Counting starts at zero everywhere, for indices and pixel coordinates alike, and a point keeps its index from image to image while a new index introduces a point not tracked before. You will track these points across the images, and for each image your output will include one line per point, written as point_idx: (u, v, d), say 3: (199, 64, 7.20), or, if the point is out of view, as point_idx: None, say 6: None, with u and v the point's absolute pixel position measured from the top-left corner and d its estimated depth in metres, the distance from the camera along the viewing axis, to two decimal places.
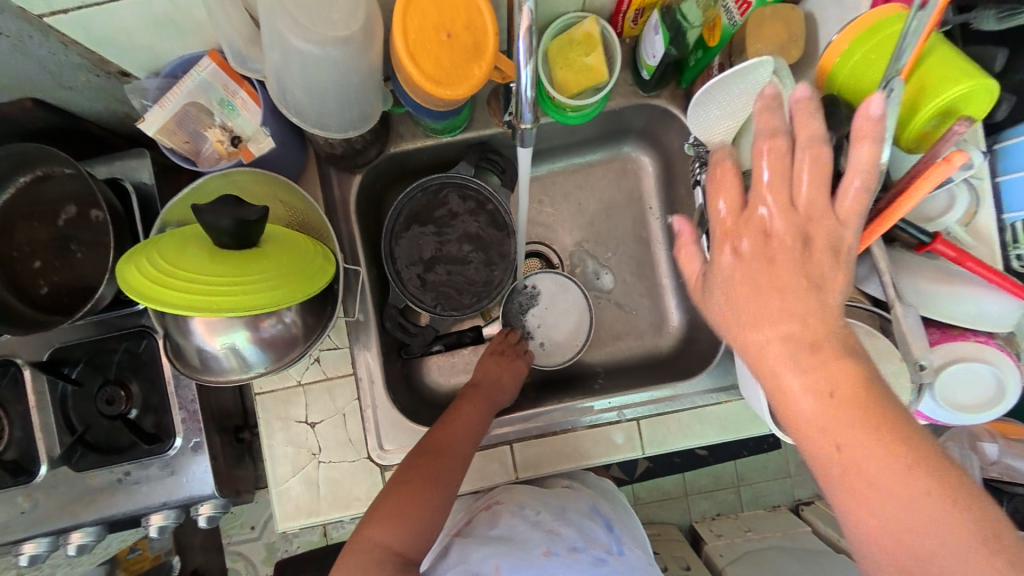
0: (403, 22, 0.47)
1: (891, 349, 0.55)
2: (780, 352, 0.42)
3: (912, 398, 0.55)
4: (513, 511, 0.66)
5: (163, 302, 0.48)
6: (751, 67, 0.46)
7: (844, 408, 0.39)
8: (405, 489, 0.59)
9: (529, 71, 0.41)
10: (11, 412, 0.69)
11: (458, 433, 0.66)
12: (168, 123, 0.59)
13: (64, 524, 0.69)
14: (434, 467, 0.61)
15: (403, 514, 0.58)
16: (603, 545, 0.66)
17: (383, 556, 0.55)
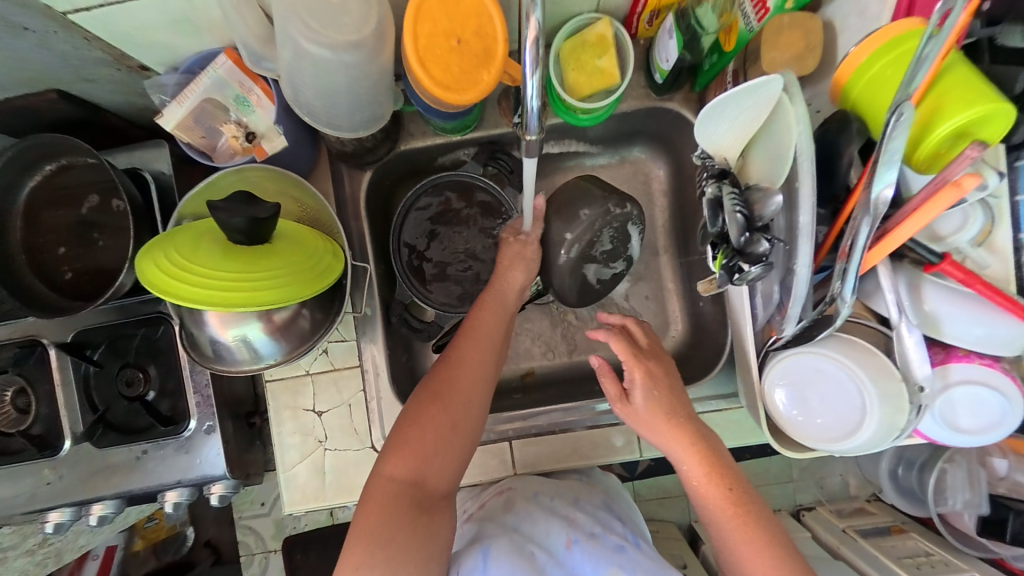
0: (414, 25, 0.47)
1: (890, 369, 0.55)
2: (683, 446, 0.58)
3: (911, 416, 0.55)
4: (529, 499, 0.68)
5: (177, 296, 0.50)
6: (760, 83, 0.44)
7: (710, 471, 0.57)
8: (413, 419, 0.58)
9: (534, 82, 0.40)
10: (38, 390, 0.73)
11: (473, 356, 0.62)
12: (185, 119, 0.60)
13: (86, 497, 0.73)
14: (440, 392, 0.60)
15: (411, 444, 0.57)
16: (621, 534, 0.65)
17: (392, 489, 0.55)
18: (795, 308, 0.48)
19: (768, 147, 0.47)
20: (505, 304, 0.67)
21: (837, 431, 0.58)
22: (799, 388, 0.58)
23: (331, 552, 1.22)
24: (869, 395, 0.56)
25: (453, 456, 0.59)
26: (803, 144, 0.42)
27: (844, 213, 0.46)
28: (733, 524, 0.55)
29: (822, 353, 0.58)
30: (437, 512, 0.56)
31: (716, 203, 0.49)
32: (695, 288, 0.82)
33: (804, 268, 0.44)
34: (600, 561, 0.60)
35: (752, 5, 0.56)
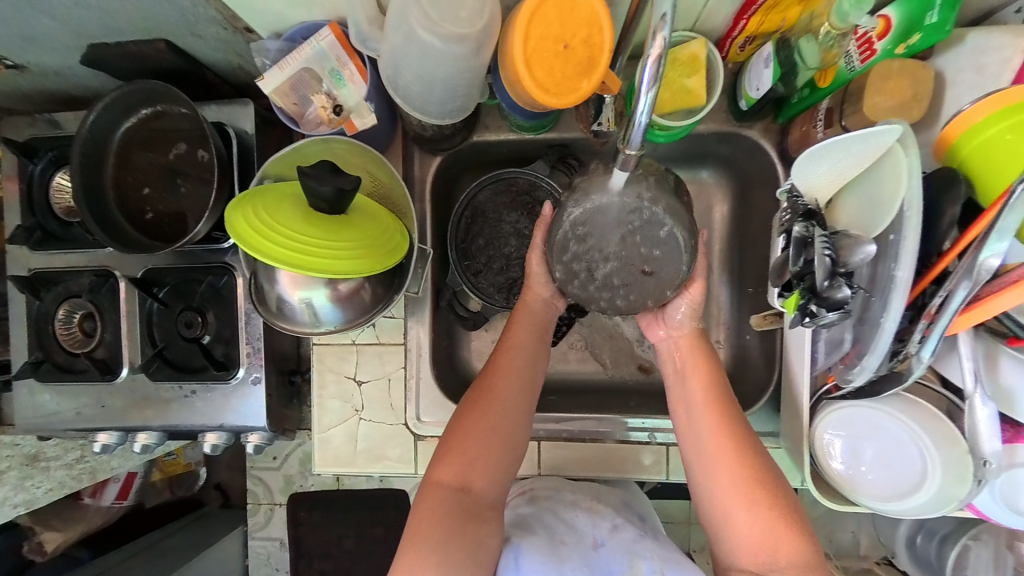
0: (526, 26, 0.48)
1: (957, 437, 0.53)
2: (697, 405, 0.61)
3: (970, 490, 0.53)
4: (552, 496, 0.70)
5: (267, 254, 0.53)
6: (878, 129, 0.44)
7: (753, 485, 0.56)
8: (459, 429, 0.61)
9: (647, 100, 0.39)
10: (106, 317, 0.78)
11: (510, 363, 0.64)
12: (283, 85, 0.62)
13: (134, 424, 0.78)
14: (484, 401, 0.62)
15: (457, 452, 0.59)
16: (637, 526, 0.70)
17: (441, 495, 0.57)
18: (871, 360, 0.47)
19: (868, 193, 0.47)
20: (538, 314, 0.68)
21: (890, 490, 0.57)
22: (854, 440, 0.57)
23: (335, 515, 1.26)
24: (931, 459, 0.55)
25: (498, 465, 0.60)
26: (913, 196, 0.42)
27: (934, 273, 0.45)
28: (717, 433, 0.59)
29: (880, 409, 0.58)
30: (484, 521, 0.58)
31: (802, 242, 0.48)
32: (743, 319, 0.81)
33: (892, 321, 0.44)
34: (624, 556, 0.64)
35: (857, 46, 0.55)
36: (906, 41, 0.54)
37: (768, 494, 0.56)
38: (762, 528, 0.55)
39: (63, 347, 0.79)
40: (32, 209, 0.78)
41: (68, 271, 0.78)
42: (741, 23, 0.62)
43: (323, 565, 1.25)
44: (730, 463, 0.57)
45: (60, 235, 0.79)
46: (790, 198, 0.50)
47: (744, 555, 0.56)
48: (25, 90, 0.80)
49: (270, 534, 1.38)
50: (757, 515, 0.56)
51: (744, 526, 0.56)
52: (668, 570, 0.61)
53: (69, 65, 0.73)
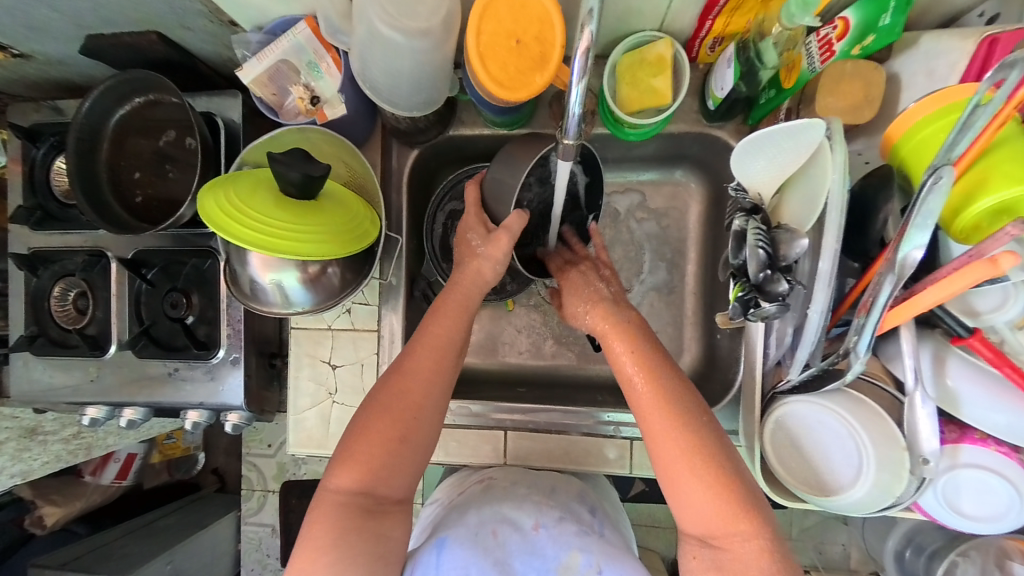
0: (479, 23, 0.50)
1: (894, 436, 0.54)
2: (630, 375, 0.54)
3: (913, 489, 0.53)
4: (506, 488, 0.70)
5: (231, 234, 0.56)
6: (802, 126, 0.44)
7: (699, 464, 0.50)
8: (361, 433, 0.57)
9: (578, 90, 0.42)
10: (98, 295, 0.82)
11: (419, 366, 0.59)
12: (262, 77, 0.65)
13: (121, 400, 0.82)
14: (391, 407, 0.57)
15: (358, 459, 0.56)
16: (585, 522, 0.66)
17: (338, 501, 0.55)
18: (804, 353, 0.48)
19: (805, 189, 0.47)
20: (463, 305, 0.62)
21: (832, 486, 0.57)
22: (798, 438, 0.58)
23: None
24: (867, 455, 0.55)
25: (408, 465, 0.58)
26: (836, 191, 0.42)
27: (873, 269, 0.46)
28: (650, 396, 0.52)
29: (826, 406, 0.57)
30: (387, 517, 0.57)
31: (741, 235, 0.49)
32: (714, 318, 0.81)
33: (819, 313, 0.45)
34: (563, 545, 0.61)
35: (818, 47, 0.56)
36: (861, 42, 0.55)
37: (713, 464, 0.50)
38: (717, 519, 0.50)
39: (57, 323, 0.83)
40: (33, 190, 0.83)
41: (64, 251, 0.82)
42: (706, 24, 0.63)
43: None
44: (666, 431, 0.51)
45: (59, 216, 0.83)
46: (736, 194, 0.52)
47: (687, 523, 0.52)
48: (32, 79, 0.85)
49: (262, 520, 1.41)
50: (698, 484, 0.50)
51: (685, 497, 0.50)
52: (604, 566, 0.58)
53: (71, 54, 0.78)
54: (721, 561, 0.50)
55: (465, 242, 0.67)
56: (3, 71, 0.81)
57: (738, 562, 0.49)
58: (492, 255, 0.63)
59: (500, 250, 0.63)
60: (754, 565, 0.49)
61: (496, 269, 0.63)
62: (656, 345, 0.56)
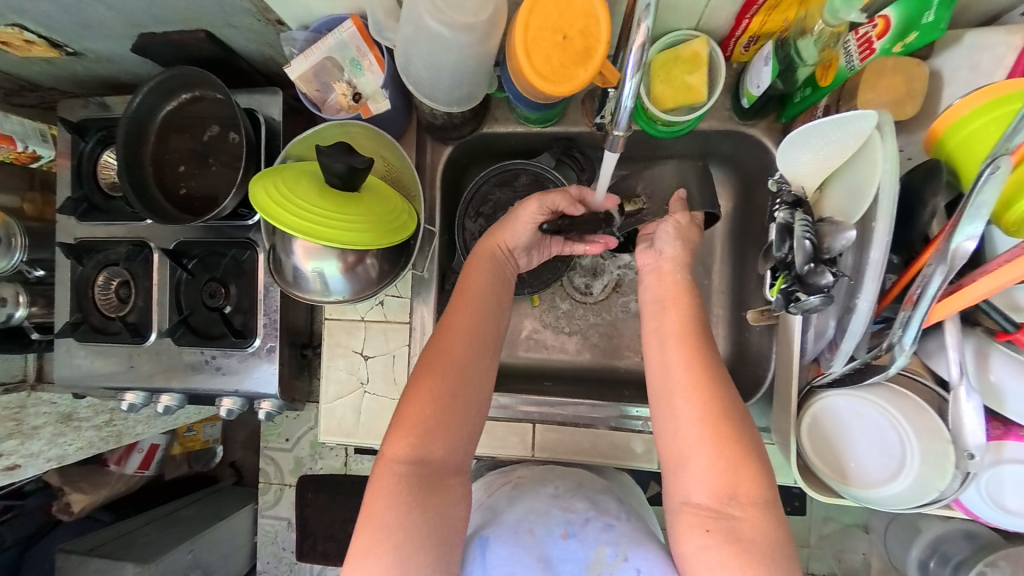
0: (526, 19, 0.52)
1: (939, 429, 0.54)
2: (663, 328, 0.57)
3: (957, 485, 0.53)
4: (534, 485, 0.70)
5: (283, 221, 0.57)
6: (854, 116, 0.44)
7: (715, 419, 0.51)
8: (411, 395, 0.58)
9: (633, 83, 0.43)
10: (139, 284, 0.84)
11: (465, 317, 0.61)
12: (307, 72, 0.67)
13: (158, 386, 0.84)
14: (436, 366, 0.59)
15: (412, 421, 0.57)
16: (612, 513, 0.66)
17: (397, 471, 0.55)
18: (849, 344, 0.49)
19: (850, 182, 0.48)
20: (500, 263, 0.66)
21: (874, 477, 0.57)
22: (838, 430, 0.58)
23: (341, 498, 1.31)
24: (911, 447, 0.56)
25: (461, 432, 0.59)
26: (887, 182, 0.43)
27: (921, 260, 0.47)
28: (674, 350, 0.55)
29: (866, 398, 0.58)
30: (448, 491, 0.57)
31: (786, 228, 0.49)
32: (742, 317, 0.81)
33: (866, 305, 0.45)
34: (590, 543, 0.61)
35: (857, 45, 0.56)
36: (903, 40, 0.55)
37: (734, 430, 0.51)
38: (727, 479, 0.50)
39: (100, 311, 0.86)
40: (80, 182, 0.86)
41: (109, 240, 0.85)
42: (743, 23, 0.64)
43: (327, 548, 1.29)
44: (695, 390, 0.53)
45: (102, 207, 0.86)
46: (778, 185, 0.52)
47: (698, 490, 0.51)
48: (81, 76, 0.88)
49: (279, 513, 1.42)
50: (719, 446, 0.51)
51: (703, 460, 0.51)
52: (630, 554, 0.59)
53: (121, 52, 0.81)
54: (733, 532, 0.49)
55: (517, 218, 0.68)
56: (55, 67, 0.84)
57: (749, 530, 0.48)
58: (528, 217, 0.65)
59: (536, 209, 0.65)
60: (764, 535, 0.48)
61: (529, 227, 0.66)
62: (700, 316, 0.57)
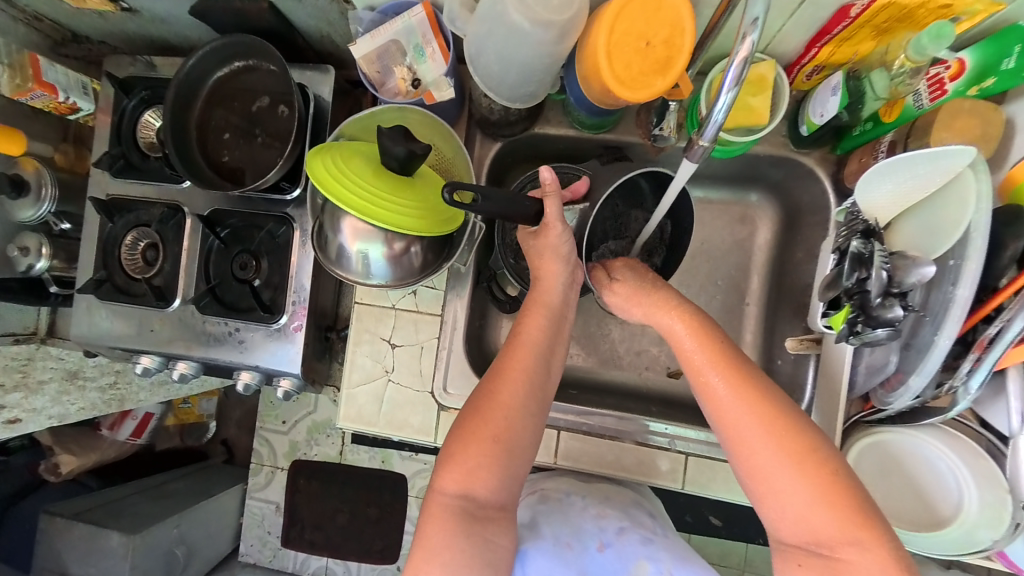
0: (611, 22, 0.51)
1: (997, 477, 0.60)
2: (705, 372, 0.56)
3: (1008, 531, 0.60)
4: (561, 500, 0.74)
5: (338, 198, 0.57)
6: (949, 151, 0.48)
7: (791, 462, 0.51)
8: (461, 436, 0.59)
9: (728, 97, 0.43)
10: (168, 249, 0.82)
11: (518, 360, 0.62)
12: (371, 53, 0.66)
13: (176, 352, 0.83)
14: (487, 410, 0.59)
15: (460, 460, 0.58)
16: (649, 527, 0.71)
17: (446, 503, 0.57)
18: (917, 382, 0.53)
19: (927, 217, 0.52)
20: (551, 303, 0.65)
21: (930, 518, 0.65)
22: (893, 466, 0.66)
23: (333, 488, 1.31)
24: (968, 493, 0.63)
25: (505, 473, 0.59)
26: (978, 217, 0.47)
27: (988, 307, 0.51)
28: (730, 392, 0.54)
29: (924, 439, 0.65)
30: (490, 523, 0.58)
31: (859, 258, 0.52)
32: (774, 344, 0.81)
33: (946, 339, 0.49)
34: (629, 556, 0.67)
35: (927, 85, 0.58)
36: (980, 83, 0.57)
37: (821, 467, 0.50)
38: (817, 520, 0.50)
39: (125, 271, 0.84)
40: (119, 139, 0.84)
41: (142, 202, 0.84)
42: (812, 51, 0.64)
43: (314, 536, 1.31)
44: (765, 434, 0.52)
45: (140, 167, 0.85)
46: (853, 210, 0.56)
47: (788, 530, 0.52)
48: (131, 33, 0.87)
49: (268, 496, 1.38)
50: (808, 486, 0.50)
51: (792, 506, 0.51)
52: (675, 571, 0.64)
53: (176, 13, 0.80)
54: (834, 572, 0.50)
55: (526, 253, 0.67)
56: (106, 22, 0.83)
57: (849, 569, 0.49)
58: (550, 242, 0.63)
59: (555, 238, 0.62)
60: (868, 568, 0.48)
61: (566, 262, 0.64)
62: (733, 346, 0.57)
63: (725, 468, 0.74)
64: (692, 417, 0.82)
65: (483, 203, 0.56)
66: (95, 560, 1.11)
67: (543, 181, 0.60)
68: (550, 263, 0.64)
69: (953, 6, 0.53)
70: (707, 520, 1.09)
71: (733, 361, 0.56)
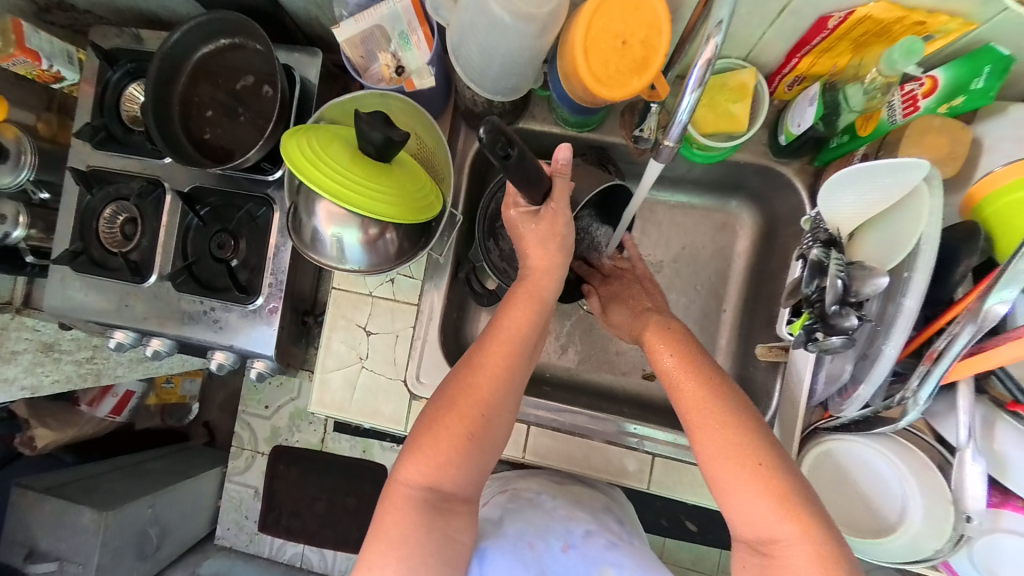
0: (589, 19, 0.52)
1: (942, 488, 0.62)
2: (672, 371, 0.58)
3: (950, 543, 0.61)
4: (531, 500, 0.74)
5: (310, 180, 0.57)
6: (905, 166, 0.49)
7: (743, 465, 0.51)
8: (429, 427, 0.59)
9: (691, 99, 0.43)
10: (146, 224, 0.82)
11: (494, 359, 0.59)
12: (355, 37, 0.67)
13: (150, 329, 0.83)
14: (458, 403, 0.58)
15: (426, 452, 0.58)
16: (615, 533, 0.70)
17: (409, 494, 0.57)
18: (866, 391, 0.55)
19: (887, 230, 0.53)
20: (537, 298, 0.62)
21: (878, 527, 0.66)
22: (845, 473, 0.67)
23: (311, 475, 1.32)
24: (913, 502, 0.63)
25: (473, 468, 0.59)
26: (931, 230, 0.49)
27: (942, 320, 0.52)
28: (692, 389, 0.55)
29: (876, 449, 0.66)
30: (454, 517, 0.59)
31: (819, 267, 0.53)
32: (747, 351, 0.82)
33: (893, 351, 0.50)
34: (593, 559, 0.65)
35: (901, 100, 0.58)
36: (950, 102, 0.58)
37: (767, 463, 0.52)
38: (768, 520, 0.51)
39: (102, 244, 0.83)
40: (102, 111, 0.84)
41: (123, 174, 0.83)
42: (793, 61, 0.65)
43: (290, 523, 1.32)
44: (715, 424, 0.53)
45: (122, 140, 0.84)
46: (817, 223, 0.57)
47: (741, 528, 0.53)
48: (119, 5, 0.86)
49: (246, 481, 1.37)
50: (753, 482, 0.51)
51: (739, 499, 0.52)
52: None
53: None
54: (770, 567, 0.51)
55: (514, 233, 0.64)
56: None
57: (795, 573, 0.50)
58: (548, 232, 0.61)
59: (559, 224, 0.60)
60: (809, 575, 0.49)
61: (564, 248, 0.62)
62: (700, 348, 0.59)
63: (691, 471, 0.75)
64: (663, 419, 0.83)
65: (516, 157, 0.50)
66: (66, 534, 1.11)
67: (556, 160, 0.59)
68: (552, 253, 0.61)
69: (928, 23, 0.54)
70: (681, 525, 1.11)
71: (698, 364, 0.57)
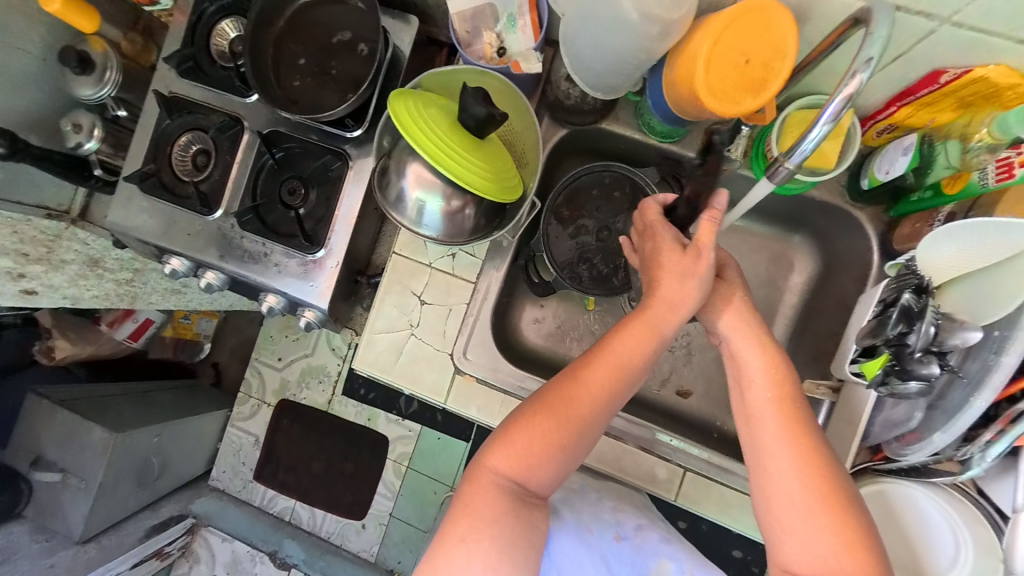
0: (718, 33, 0.52)
1: (995, 546, 0.66)
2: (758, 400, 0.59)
3: None
4: (576, 489, 0.78)
5: (414, 140, 0.58)
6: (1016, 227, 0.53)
7: (809, 494, 0.54)
8: (523, 423, 0.60)
9: (821, 131, 0.45)
10: (219, 158, 0.83)
11: (601, 373, 0.59)
12: (465, 11, 0.69)
13: (207, 261, 0.84)
14: (556, 407, 0.59)
15: (518, 447, 0.59)
16: (663, 526, 0.77)
17: (496, 482, 0.59)
18: (940, 438, 0.58)
19: (978, 289, 0.57)
20: (658, 327, 0.60)
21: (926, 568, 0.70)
22: (906, 518, 0.70)
23: (314, 434, 1.33)
24: (965, 553, 0.68)
25: (562, 471, 0.60)
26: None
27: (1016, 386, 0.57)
28: (772, 422, 0.57)
29: (932, 497, 0.70)
30: (536, 510, 0.61)
31: (908, 313, 0.58)
32: None
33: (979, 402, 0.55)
34: (650, 553, 0.73)
35: (996, 165, 0.58)
36: None
37: (834, 501, 0.54)
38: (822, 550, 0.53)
39: (174, 171, 0.84)
40: (192, 41, 0.84)
41: (203, 106, 0.84)
42: (890, 109, 0.65)
43: (286, 477, 1.33)
44: (789, 452, 0.56)
45: (207, 72, 0.85)
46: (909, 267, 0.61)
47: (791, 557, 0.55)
48: None
49: (249, 428, 1.35)
50: (821, 516, 0.54)
51: (799, 535, 0.54)
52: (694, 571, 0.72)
53: None
54: None
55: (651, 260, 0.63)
56: None
57: None
58: (699, 271, 0.59)
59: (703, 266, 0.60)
60: None
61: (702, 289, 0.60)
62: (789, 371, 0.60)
63: (716, 489, 0.76)
64: (691, 435, 0.84)
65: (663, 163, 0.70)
66: (74, 448, 1.12)
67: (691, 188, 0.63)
68: (688, 286, 0.60)
69: None
70: None
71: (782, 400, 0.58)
